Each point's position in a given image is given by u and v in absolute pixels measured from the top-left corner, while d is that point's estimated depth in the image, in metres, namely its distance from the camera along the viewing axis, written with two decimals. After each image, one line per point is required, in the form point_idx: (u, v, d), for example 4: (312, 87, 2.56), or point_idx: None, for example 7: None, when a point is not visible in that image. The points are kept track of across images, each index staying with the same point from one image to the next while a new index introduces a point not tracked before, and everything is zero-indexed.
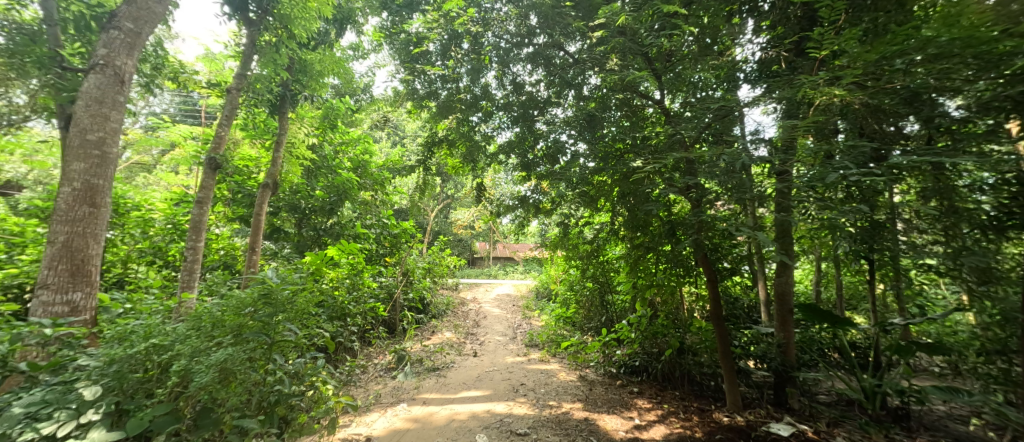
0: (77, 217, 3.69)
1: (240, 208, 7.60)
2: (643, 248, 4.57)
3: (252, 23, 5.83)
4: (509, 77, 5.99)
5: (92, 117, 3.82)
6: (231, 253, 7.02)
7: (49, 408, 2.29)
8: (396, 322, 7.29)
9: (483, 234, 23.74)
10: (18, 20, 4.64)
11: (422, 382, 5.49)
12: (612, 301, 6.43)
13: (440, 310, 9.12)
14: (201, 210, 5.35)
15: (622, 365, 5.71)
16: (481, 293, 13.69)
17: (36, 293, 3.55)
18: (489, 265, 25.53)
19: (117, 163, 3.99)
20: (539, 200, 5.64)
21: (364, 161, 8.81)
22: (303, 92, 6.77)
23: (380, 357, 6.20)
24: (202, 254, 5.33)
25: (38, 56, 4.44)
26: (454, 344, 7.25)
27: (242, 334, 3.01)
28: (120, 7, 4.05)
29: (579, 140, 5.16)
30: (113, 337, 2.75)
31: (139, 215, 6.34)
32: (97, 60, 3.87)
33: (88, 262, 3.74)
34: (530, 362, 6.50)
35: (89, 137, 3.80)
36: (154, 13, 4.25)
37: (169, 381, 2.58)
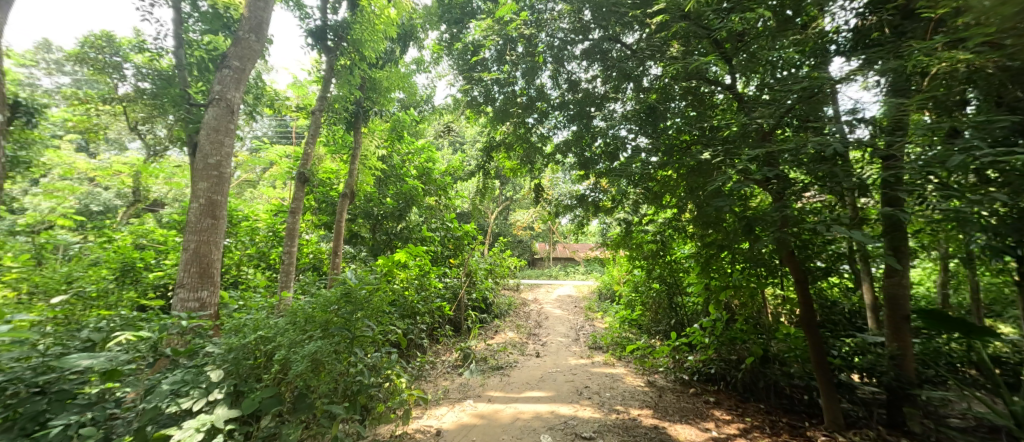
0: (202, 227, 4.29)
1: (324, 216, 8.39)
2: (716, 247, 4.35)
3: (330, 50, 6.38)
4: (564, 76, 6.03)
5: (212, 144, 4.41)
6: (319, 256, 7.73)
7: (187, 386, 2.70)
8: (462, 321, 7.55)
9: (543, 234, 23.84)
10: (159, 67, 6.15)
11: (488, 381, 5.65)
12: (682, 303, 6.19)
13: (503, 310, 9.33)
14: (294, 218, 5.92)
15: (695, 372, 5.49)
16: (543, 294, 13.76)
17: (176, 290, 4.19)
18: (550, 266, 25.52)
19: (233, 181, 4.56)
20: (598, 198, 5.57)
21: (428, 168, 9.28)
22: (374, 108, 7.24)
23: (448, 354, 6.50)
24: (296, 257, 5.89)
25: (172, 96, 5.82)
26: (517, 344, 7.40)
27: (329, 328, 3.33)
28: (229, 49, 4.63)
29: (640, 134, 5.07)
30: (231, 328, 3.18)
31: (247, 224, 7.34)
32: (213, 95, 4.48)
33: (212, 265, 4.32)
34: (595, 366, 6.44)
35: (210, 161, 4.40)
36: (251, 49, 4.75)
37: (274, 368, 2.97)
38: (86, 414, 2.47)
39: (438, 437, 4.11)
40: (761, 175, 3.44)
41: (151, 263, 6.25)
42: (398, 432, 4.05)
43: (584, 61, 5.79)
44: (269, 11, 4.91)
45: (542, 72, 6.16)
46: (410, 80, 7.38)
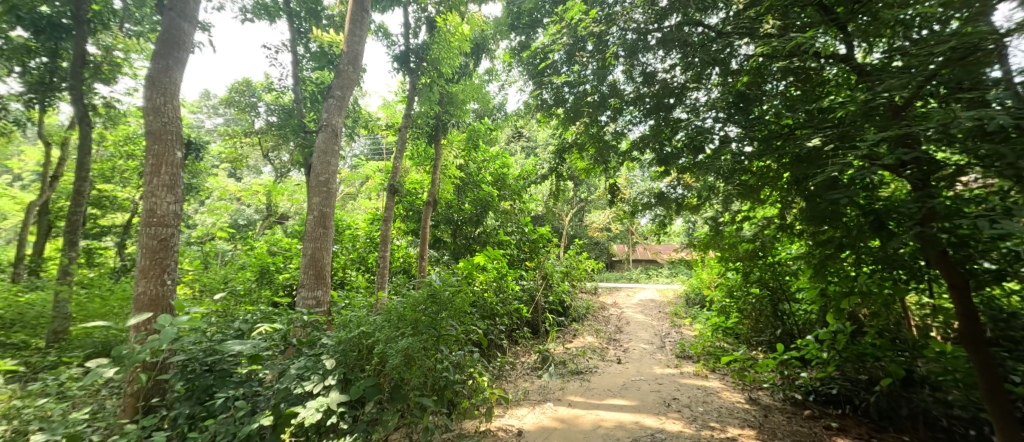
0: (316, 235, 4.88)
1: (411, 223, 9.05)
2: (835, 245, 3.59)
3: (413, 71, 7.07)
4: (638, 69, 5.86)
5: (322, 163, 5.00)
6: (408, 260, 8.35)
7: (309, 372, 3.20)
8: (540, 323, 7.61)
9: (621, 236, 23.25)
10: (284, 103, 8.68)
11: (567, 384, 5.68)
12: (790, 311, 5.53)
13: (581, 313, 9.27)
14: (387, 226, 6.44)
15: (810, 391, 4.81)
16: (623, 298, 13.40)
17: (298, 290, 4.81)
18: (630, 267, 24.76)
19: (339, 194, 5.11)
20: (684, 195, 5.34)
21: (503, 174, 9.53)
22: (451, 121, 7.58)
23: (527, 356, 6.62)
24: (390, 261, 6.41)
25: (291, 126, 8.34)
26: (597, 349, 7.31)
27: (418, 326, 3.61)
28: (333, 82, 5.24)
29: (729, 122, 4.76)
30: (339, 323, 3.62)
31: (349, 232, 8.24)
32: (323, 122, 5.09)
33: (325, 267, 4.86)
34: (685, 377, 6.12)
35: (320, 179, 4.98)
36: (350, 78, 5.30)
37: (374, 360, 3.31)
38: (238, 390, 3.07)
39: (520, 437, 4.22)
40: (892, 158, 3.03)
41: (280, 267, 7.36)
42: (482, 428, 4.28)
43: (660, 51, 5.59)
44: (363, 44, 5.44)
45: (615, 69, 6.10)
46: (483, 91, 7.58)
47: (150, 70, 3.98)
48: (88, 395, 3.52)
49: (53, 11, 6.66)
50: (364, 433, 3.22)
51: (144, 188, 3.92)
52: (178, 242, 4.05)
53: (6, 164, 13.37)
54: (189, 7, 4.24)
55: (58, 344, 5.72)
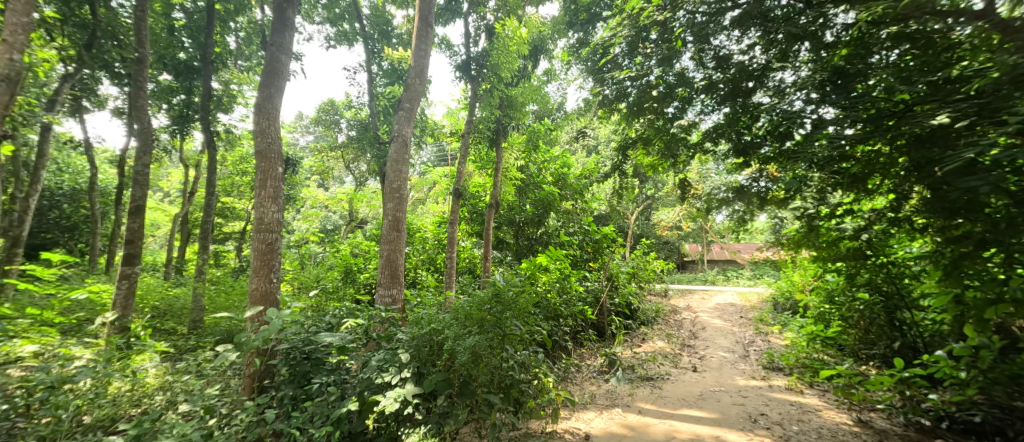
0: (390, 238, 5.22)
1: (475, 225, 9.31)
2: (975, 241, 3.01)
3: (474, 78, 7.26)
4: (710, 54, 5.54)
5: (395, 171, 5.34)
6: (474, 261, 8.61)
7: (387, 364, 3.54)
8: (606, 326, 7.43)
9: (694, 234, 21.95)
10: (359, 118, 9.48)
11: (635, 390, 5.52)
12: (914, 320, 4.60)
13: (650, 317, 8.95)
14: (453, 228, 6.66)
15: (942, 414, 3.96)
16: (697, 301, 12.67)
17: (376, 289, 5.16)
18: (704, 269, 23.27)
19: (410, 200, 5.40)
20: (769, 188, 5.03)
21: (564, 174, 9.50)
22: (512, 123, 7.66)
23: (593, 359, 6.53)
24: (456, 262, 6.66)
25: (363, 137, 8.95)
26: (669, 355, 7.00)
27: (484, 325, 3.74)
28: (403, 94, 5.56)
29: (824, 103, 4.31)
30: (413, 320, 3.92)
31: (419, 234, 8.71)
32: (394, 134, 5.42)
33: (398, 269, 5.17)
34: (774, 390, 5.50)
35: (394, 185, 5.32)
36: (417, 90, 5.59)
37: (443, 356, 3.51)
38: (330, 376, 3.59)
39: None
40: None
41: (361, 267, 7.98)
42: (548, 429, 4.28)
43: (735, 31, 5.29)
44: (428, 58, 5.72)
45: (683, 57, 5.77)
46: (543, 93, 7.71)
47: (258, 98, 4.56)
48: (218, 373, 4.15)
49: (188, 56, 8.06)
50: (437, 424, 3.46)
51: (255, 199, 4.46)
52: (282, 245, 4.54)
53: (155, 184, 16.18)
54: (284, 40, 4.78)
55: (196, 331, 6.77)
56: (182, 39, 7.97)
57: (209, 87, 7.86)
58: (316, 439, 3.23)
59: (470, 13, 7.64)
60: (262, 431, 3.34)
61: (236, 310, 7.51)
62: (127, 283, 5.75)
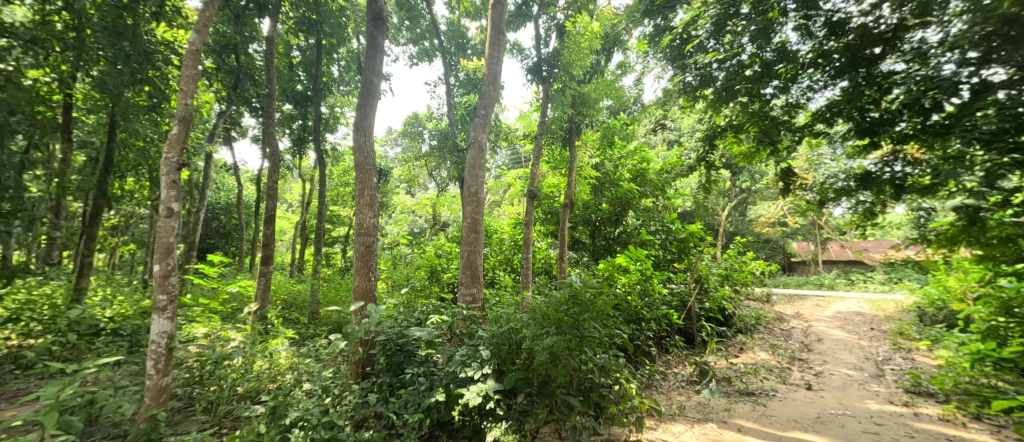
0: (469, 239, 5.46)
1: (550, 225, 9.35)
2: None
3: (546, 79, 7.31)
4: (821, 20, 4.80)
5: (473, 175, 5.56)
6: (550, 261, 8.68)
7: (468, 361, 3.76)
8: (695, 333, 6.94)
9: (803, 231, 19.53)
10: (440, 128, 10.07)
11: (733, 405, 5.07)
12: None
13: (749, 324, 8.19)
14: (529, 229, 6.73)
15: None
16: (811, 309, 11.24)
17: (459, 287, 5.44)
18: (818, 272, 20.54)
19: (487, 201, 5.59)
20: (914, 175, 4.17)
21: (643, 169, 9.14)
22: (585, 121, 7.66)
23: (681, 367, 6.17)
24: (532, 262, 6.70)
25: (449, 146, 9.25)
26: (774, 368, 6.29)
27: (561, 326, 3.74)
28: (478, 102, 5.77)
29: (987, 64, 3.42)
30: (492, 318, 4.10)
31: (497, 236, 8.96)
32: (472, 141, 5.67)
33: (477, 269, 5.37)
34: (923, 421, 4.51)
35: (472, 189, 5.53)
36: (491, 97, 5.77)
37: (521, 355, 3.65)
38: (420, 367, 3.94)
39: None
40: None
41: (445, 267, 8.46)
42: (633, 438, 4.11)
43: None
44: (501, 64, 5.88)
45: (783, 28, 5.11)
46: (617, 86, 7.44)
47: (356, 117, 5.10)
48: (330, 359, 4.74)
49: (304, 86, 9.29)
50: (518, 421, 3.59)
51: (355, 207, 4.95)
52: (378, 248, 4.95)
53: (282, 197, 18.92)
54: (375, 62, 5.24)
55: (313, 321, 7.71)
56: (298, 73, 9.25)
57: (320, 112, 8.85)
58: (410, 424, 3.55)
59: (540, 15, 7.71)
60: (366, 412, 3.76)
61: (343, 304, 8.42)
62: (265, 279, 6.72)
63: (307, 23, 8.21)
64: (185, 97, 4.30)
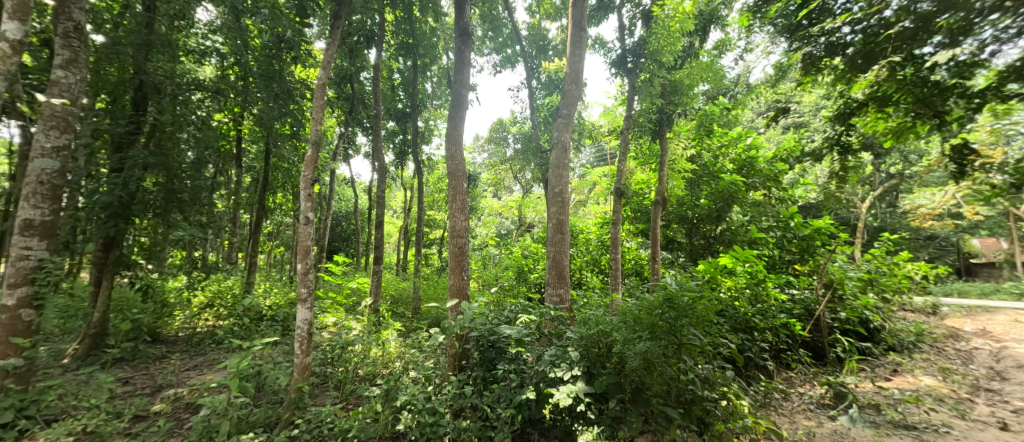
0: (554, 239, 5.45)
1: (641, 224, 8.87)
2: None
3: (631, 71, 7.07)
4: None
5: (557, 175, 5.54)
6: (640, 262, 8.31)
7: (557, 361, 3.77)
8: (825, 348, 6.02)
9: (987, 223, 15.57)
10: (524, 130, 10.22)
11: (884, 439, 4.11)
12: None
13: (906, 341, 6.76)
14: (617, 229, 6.46)
15: None
16: (1005, 325, 8.83)
17: (546, 288, 5.43)
18: (1015, 277, 16.11)
19: (571, 201, 5.54)
20: None
21: (750, 159, 8.32)
22: (677, 111, 7.15)
23: (807, 387, 5.30)
24: (621, 263, 6.44)
25: (533, 150, 9.30)
26: (943, 397, 4.98)
27: (655, 331, 3.56)
28: (560, 101, 5.76)
29: None
30: (580, 320, 4.09)
31: (583, 237, 8.82)
32: (556, 141, 5.64)
33: (563, 270, 5.34)
34: None
35: (556, 189, 5.51)
36: (574, 95, 5.71)
37: (613, 359, 3.62)
38: (511, 364, 4.06)
39: None
40: None
41: (531, 267, 8.55)
42: None
43: None
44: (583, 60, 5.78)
45: None
46: (716, 68, 6.78)
47: (447, 127, 5.42)
48: (431, 351, 5.10)
49: (403, 104, 10.12)
50: (610, 427, 3.53)
51: (449, 211, 5.24)
52: (469, 248, 5.18)
53: (388, 203, 20.98)
54: (463, 75, 5.48)
55: (415, 315, 8.31)
56: (398, 93, 10.16)
57: (417, 125, 9.52)
58: (504, 419, 3.69)
59: (624, 4, 7.43)
60: (463, 402, 3.97)
61: (441, 301, 8.93)
62: (377, 278, 7.41)
63: (406, 47, 8.80)
64: (315, 123, 4.99)
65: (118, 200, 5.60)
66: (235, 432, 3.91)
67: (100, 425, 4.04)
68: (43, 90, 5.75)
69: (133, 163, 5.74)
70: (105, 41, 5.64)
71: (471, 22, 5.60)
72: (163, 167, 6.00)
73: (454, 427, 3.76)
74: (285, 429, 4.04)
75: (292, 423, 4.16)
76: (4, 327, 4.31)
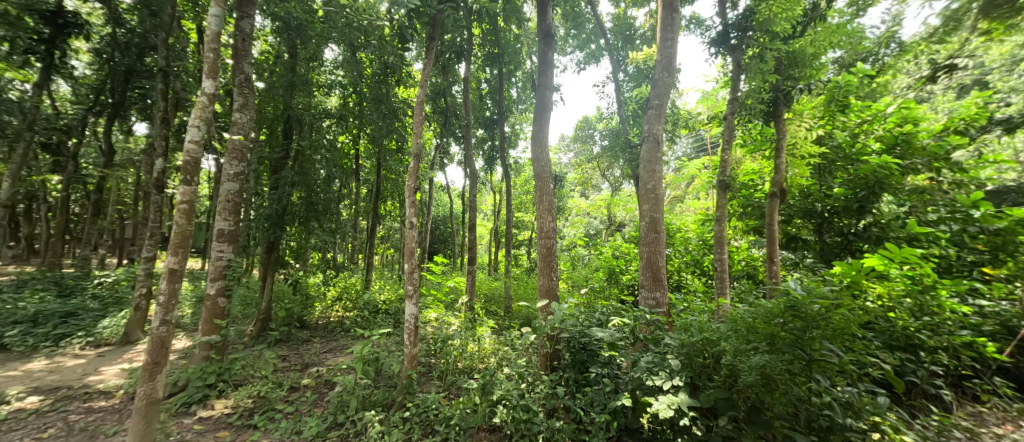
0: (648, 240, 5.12)
1: (752, 221, 7.59)
2: None
3: (735, 49, 6.16)
4: None
5: (648, 172, 5.22)
6: (753, 263, 7.45)
7: (655, 368, 3.52)
8: None
9: None
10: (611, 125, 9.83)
11: None
12: None
13: None
14: (721, 226, 5.84)
15: None
16: None
17: (640, 290, 5.15)
18: None
19: (666, 199, 5.18)
20: None
21: (906, 134, 6.36)
22: (797, 86, 5.93)
23: (1008, 429, 3.89)
24: (729, 264, 5.73)
25: (621, 145, 8.85)
26: None
27: (776, 342, 3.23)
28: (651, 92, 5.41)
29: None
30: (680, 326, 3.74)
31: (681, 235, 8.21)
32: (646, 134, 5.32)
33: (659, 271, 5.00)
34: None
35: (647, 186, 5.21)
36: (666, 84, 5.32)
37: (722, 371, 3.30)
38: (604, 368, 3.91)
39: None
40: None
41: (623, 268, 8.13)
42: None
43: None
44: (677, 44, 5.36)
45: None
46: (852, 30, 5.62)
47: (532, 129, 5.43)
48: (523, 349, 5.05)
49: (490, 112, 10.43)
50: None
51: (535, 213, 5.22)
52: (557, 249, 5.09)
53: (479, 207, 21.95)
54: (547, 77, 5.43)
55: (507, 314, 8.46)
56: (486, 101, 10.47)
57: (503, 131, 9.71)
58: (597, 424, 3.60)
59: None
60: (555, 403, 3.96)
61: (531, 300, 8.98)
62: (471, 278, 7.67)
63: (492, 57, 9.06)
64: (417, 137, 5.30)
65: (274, 212, 6.76)
66: (361, 408, 4.50)
67: (269, 391, 5.01)
68: (227, 128, 8.33)
69: (285, 182, 6.84)
70: (264, 88, 7.12)
71: (554, 24, 5.53)
72: (305, 184, 7.03)
73: (547, 426, 3.76)
74: (399, 411, 4.46)
75: (404, 405, 4.56)
76: (209, 309, 5.52)
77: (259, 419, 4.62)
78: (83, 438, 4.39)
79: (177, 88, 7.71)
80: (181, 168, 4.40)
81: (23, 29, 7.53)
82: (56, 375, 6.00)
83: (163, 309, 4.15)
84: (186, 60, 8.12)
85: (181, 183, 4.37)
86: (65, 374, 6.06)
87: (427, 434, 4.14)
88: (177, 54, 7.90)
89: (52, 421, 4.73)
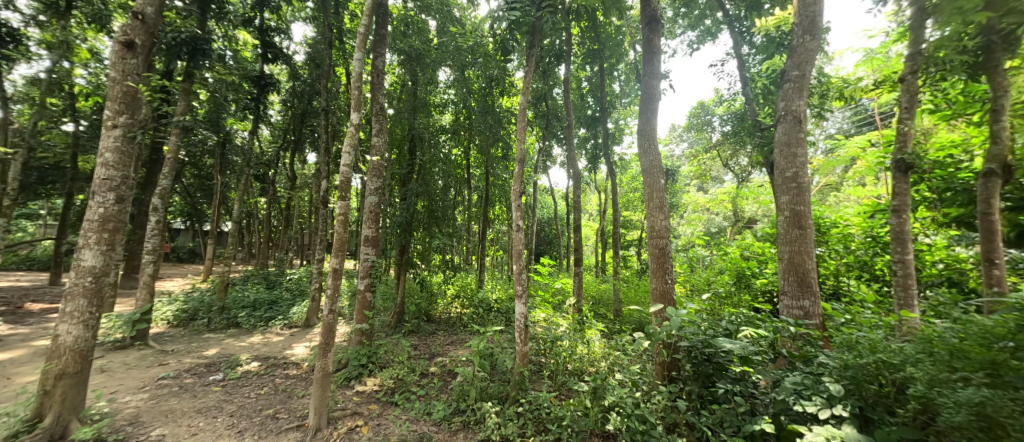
0: (792, 238, 4.38)
1: (954, 209, 5.74)
2: None
3: None
4: None
5: (786, 158, 4.52)
6: (956, 267, 5.61)
7: (808, 390, 3.03)
8: None
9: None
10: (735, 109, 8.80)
11: None
12: None
13: None
14: (900, 219, 4.72)
15: None
16: None
17: (781, 297, 4.44)
18: None
19: (813, 187, 4.40)
20: None
21: None
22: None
23: None
24: (915, 268, 4.60)
25: (746, 129, 7.77)
26: None
27: (1000, 373, 2.60)
28: (786, 64, 4.68)
29: None
30: (842, 343, 3.28)
31: (839, 231, 6.85)
32: (781, 113, 4.62)
33: (808, 274, 4.25)
34: None
35: (787, 174, 4.50)
36: (808, 50, 4.52)
37: (911, 404, 2.77)
38: (736, 385, 3.45)
39: None
40: None
41: (756, 271, 7.16)
42: None
43: None
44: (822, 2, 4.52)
45: None
46: None
47: (638, 123, 5.06)
48: (635, 355, 4.79)
49: (591, 109, 10.17)
50: None
51: (646, 211, 4.87)
52: (673, 249, 4.65)
53: (584, 207, 21.71)
54: (653, 66, 5.03)
55: (617, 317, 8.07)
56: (588, 99, 10.20)
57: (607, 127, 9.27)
58: None
59: None
60: (677, 417, 3.61)
61: (643, 304, 8.42)
62: (579, 279, 7.48)
63: (592, 54, 8.87)
64: (520, 142, 5.31)
65: (403, 221, 7.44)
66: (478, 398, 4.70)
67: (405, 374, 5.46)
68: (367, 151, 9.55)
69: (411, 192, 7.50)
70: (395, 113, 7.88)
71: (659, 6, 5.07)
72: (427, 193, 7.61)
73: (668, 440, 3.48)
74: (512, 406, 4.51)
75: (518, 401, 4.59)
76: (361, 302, 6.15)
77: (399, 397, 5.07)
78: (283, 397, 5.29)
79: (335, 122, 9.16)
80: (339, 187, 5.03)
81: (241, 92, 9.51)
82: (267, 347, 7.38)
83: (331, 299, 4.64)
84: (340, 98, 9.67)
85: (339, 199, 4.98)
86: (272, 346, 7.41)
87: (540, 432, 4.12)
88: (332, 96, 9.39)
89: (266, 382, 5.79)
